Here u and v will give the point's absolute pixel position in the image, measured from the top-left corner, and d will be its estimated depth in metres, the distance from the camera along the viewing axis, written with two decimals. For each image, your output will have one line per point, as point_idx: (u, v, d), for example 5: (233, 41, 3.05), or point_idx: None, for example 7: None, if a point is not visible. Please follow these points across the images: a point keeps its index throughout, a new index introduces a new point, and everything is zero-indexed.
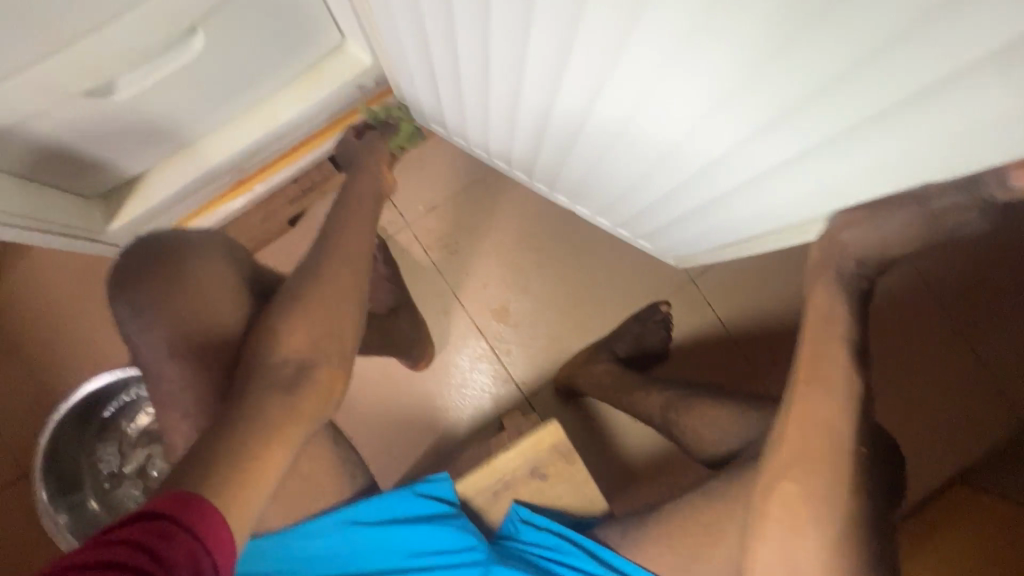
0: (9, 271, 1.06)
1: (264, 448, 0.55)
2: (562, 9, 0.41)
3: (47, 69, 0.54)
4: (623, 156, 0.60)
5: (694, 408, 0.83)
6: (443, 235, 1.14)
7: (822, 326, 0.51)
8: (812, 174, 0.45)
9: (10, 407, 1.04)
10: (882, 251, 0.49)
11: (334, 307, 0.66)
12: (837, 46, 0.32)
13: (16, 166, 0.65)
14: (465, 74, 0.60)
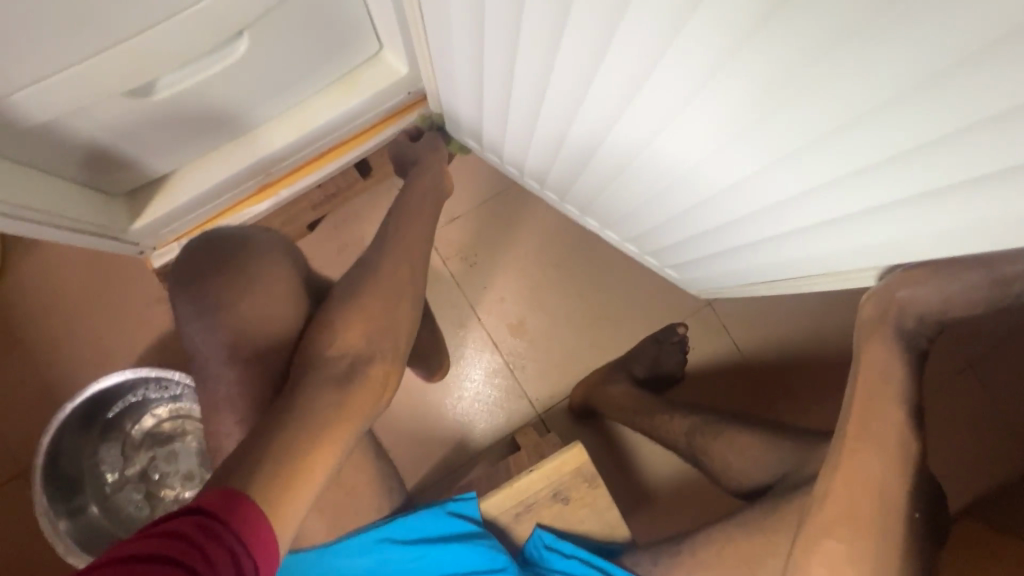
0: (20, 264, 1.04)
1: (312, 436, 0.58)
2: (637, 56, 0.42)
3: (93, 67, 0.53)
4: (667, 195, 0.61)
5: (724, 434, 0.83)
6: (462, 247, 1.13)
7: (876, 377, 0.53)
8: (864, 232, 0.46)
9: (13, 403, 1.02)
10: (940, 308, 0.50)
11: (390, 312, 0.70)
12: (913, 125, 0.33)
13: (45, 161, 0.63)
14: (518, 100, 0.61)
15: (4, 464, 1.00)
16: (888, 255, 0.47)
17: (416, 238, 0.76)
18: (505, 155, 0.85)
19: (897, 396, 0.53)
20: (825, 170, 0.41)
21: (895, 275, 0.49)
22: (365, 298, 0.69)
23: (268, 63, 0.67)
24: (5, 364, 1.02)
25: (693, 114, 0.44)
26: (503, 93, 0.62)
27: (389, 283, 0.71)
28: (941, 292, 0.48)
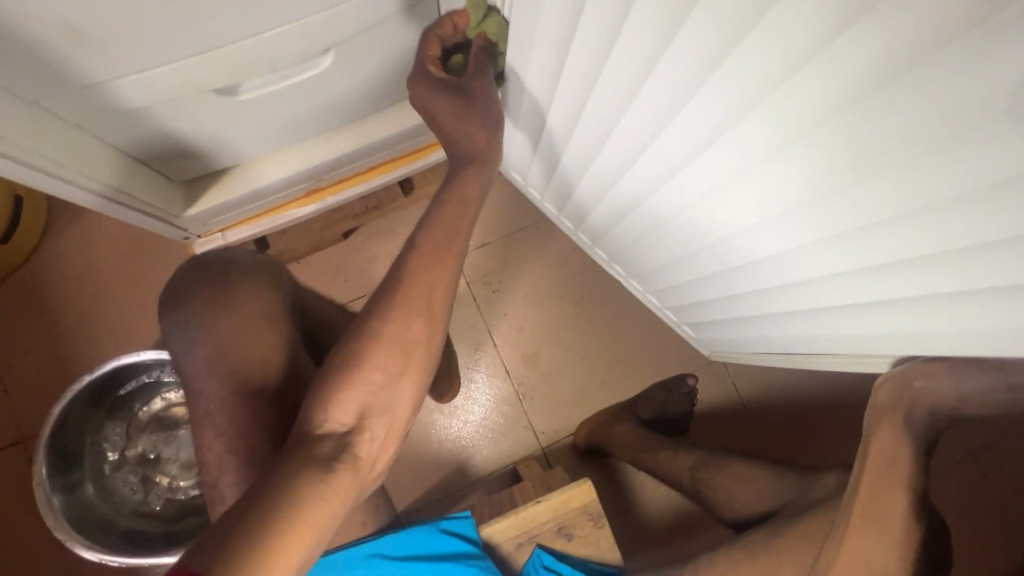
0: (60, 236, 1.07)
1: (279, 554, 0.43)
2: (706, 124, 0.44)
3: (194, 64, 0.57)
4: (701, 257, 0.63)
5: (728, 469, 0.88)
6: (487, 272, 1.15)
7: (884, 466, 0.53)
8: (901, 316, 0.48)
9: (30, 370, 1.03)
10: (955, 407, 0.51)
11: (395, 381, 0.54)
12: (974, 221, 0.36)
13: (125, 143, 0.67)
14: (575, 144, 0.63)
15: (10, 428, 1.00)
16: (913, 346, 0.50)
17: (437, 278, 0.55)
18: (545, 192, 0.88)
19: (904, 478, 0.53)
20: (872, 254, 0.44)
21: (917, 366, 0.51)
22: (365, 367, 0.52)
23: (345, 81, 0.71)
24: (27, 331, 1.04)
25: (749, 187, 0.47)
26: (562, 137, 0.65)
27: (396, 344, 0.54)
28: (958, 389, 0.49)
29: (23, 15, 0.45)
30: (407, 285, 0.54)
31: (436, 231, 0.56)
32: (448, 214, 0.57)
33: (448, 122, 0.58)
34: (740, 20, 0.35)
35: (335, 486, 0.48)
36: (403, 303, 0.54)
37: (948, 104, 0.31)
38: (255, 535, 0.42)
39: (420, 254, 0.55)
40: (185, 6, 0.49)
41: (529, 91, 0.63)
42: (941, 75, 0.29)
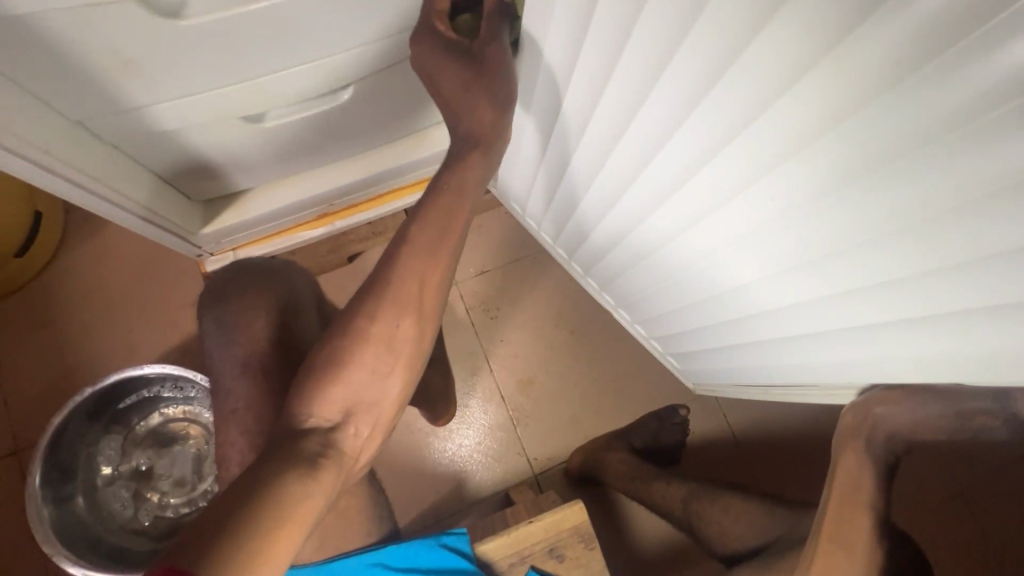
0: (73, 251, 1.10)
1: (265, 550, 0.42)
2: (689, 156, 0.47)
3: (225, 94, 0.62)
4: (682, 286, 0.65)
5: (720, 502, 0.88)
6: (486, 299, 1.19)
7: (847, 491, 0.55)
8: (869, 343, 0.50)
9: (33, 381, 1.04)
10: (913, 432, 0.52)
11: (383, 378, 0.53)
12: (931, 251, 0.38)
13: (155, 162, 0.71)
14: (570, 177, 0.67)
15: (7, 438, 1.01)
16: (876, 373, 0.52)
17: (422, 275, 0.53)
18: (541, 221, 0.90)
19: (866, 500, 0.55)
20: (834, 280, 0.46)
21: (878, 394, 0.53)
22: (351, 366, 0.52)
23: (361, 113, 0.77)
24: (33, 344, 1.06)
25: (720, 213, 0.49)
26: (558, 172, 0.69)
27: (382, 345, 0.52)
28: (915, 418, 0.51)
29: (80, 47, 0.50)
30: (390, 283, 0.52)
31: (429, 221, 0.53)
32: (441, 204, 0.54)
33: (455, 99, 0.54)
34: (712, 65, 0.39)
35: (321, 479, 0.48)
36: (390, 299, 0.52)
37: (887, 138, 0.34)
38: (240, 531, 0.41)
39: (411, 251, 0.52)
40: (225, 45, 0.55)
41: (529, 125, 0.66)
42: (880, 120, 0.33)
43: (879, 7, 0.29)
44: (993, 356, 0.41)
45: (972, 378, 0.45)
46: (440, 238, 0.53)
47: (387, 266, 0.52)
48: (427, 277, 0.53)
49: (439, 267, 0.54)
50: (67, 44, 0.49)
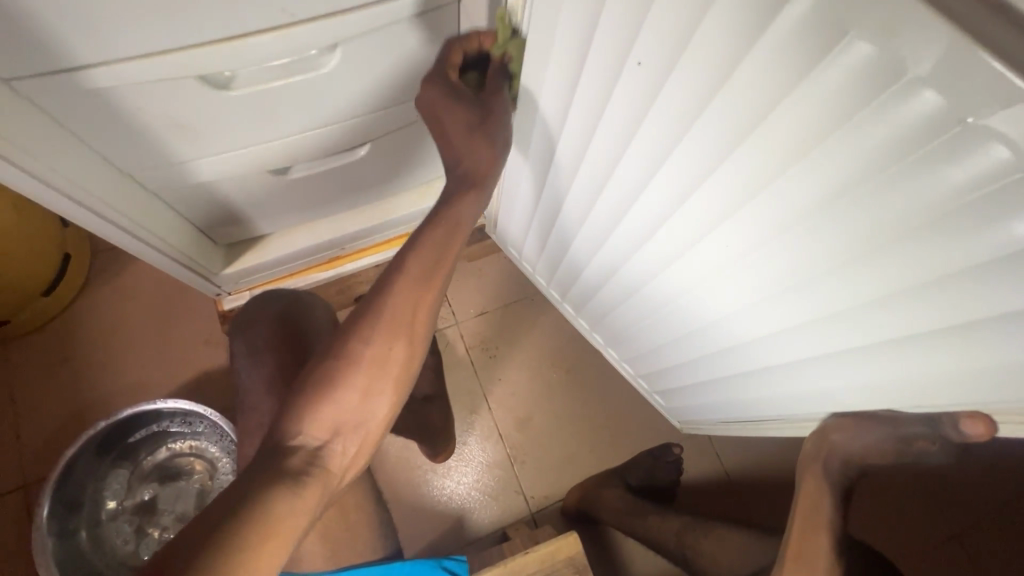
0: (95, 290, 1.16)
1: (251, 566, 0.40)
2: (648, 214, 0.52)
3: (255, 151, 0.71)
4: (658, 325, 0.69)
5: (710, 532, 0.93)
6: (485, 339, 1.24)
7: (809, 510, 0.62)
8: (816, 378, 0.53)
9: (49, 414, 1.09)
10: (863, 457, 0.57)
11: (372, 396, 0.52)
12: (840, 295, 0.42)
13: (188, 210, 0.79)
14: (556, 224, 0.73)
15: (24, 470, 1.05)
16: (826, 406, 0.56)
17: (414, 300, 0.53)
18: (536, 264, 0.96)
19: (825, 520, 0.61)
20: (776, 324, 0.50)
21: (834, 420, 0.56)
22: (340, 385, 0.51)
23: (374, 167, 0.85)
24: (50, 378, 1.11)
25: (677, 266, 0.54)
26: (546, 220, 0.75)
27: (375, 366, 0.52)
28: (865, 444, 0.55)
29: (139, 112, 0.58)
30: (383, 309, 0.52)
31: (422, 249, 0.54)
32: (433, 237, 0.54)
33: (456, 136, 0.55)
34: (647, 132, 0.44)
35: (307, 496, 0.46)
36: (382, 326, 0.52)
37: (785, 202, 0.38)
38: (222, 548, 0.39)
39: (405, 280, 0.53)
40: (259, 112, 0.63)
41: (518, 175, 0.73)
42: (782, 189, 0.38)
43: (767, 109, 0.34)
44: (917, 385, 0.45)
45: (904, 407, 0.49)
46: (431, 271, 0.54)
47: (381, 292, 0.53)
48: (419, 303, 0.54)
49: (430, 296, 0.54)
50: (130, 110, 0.58)
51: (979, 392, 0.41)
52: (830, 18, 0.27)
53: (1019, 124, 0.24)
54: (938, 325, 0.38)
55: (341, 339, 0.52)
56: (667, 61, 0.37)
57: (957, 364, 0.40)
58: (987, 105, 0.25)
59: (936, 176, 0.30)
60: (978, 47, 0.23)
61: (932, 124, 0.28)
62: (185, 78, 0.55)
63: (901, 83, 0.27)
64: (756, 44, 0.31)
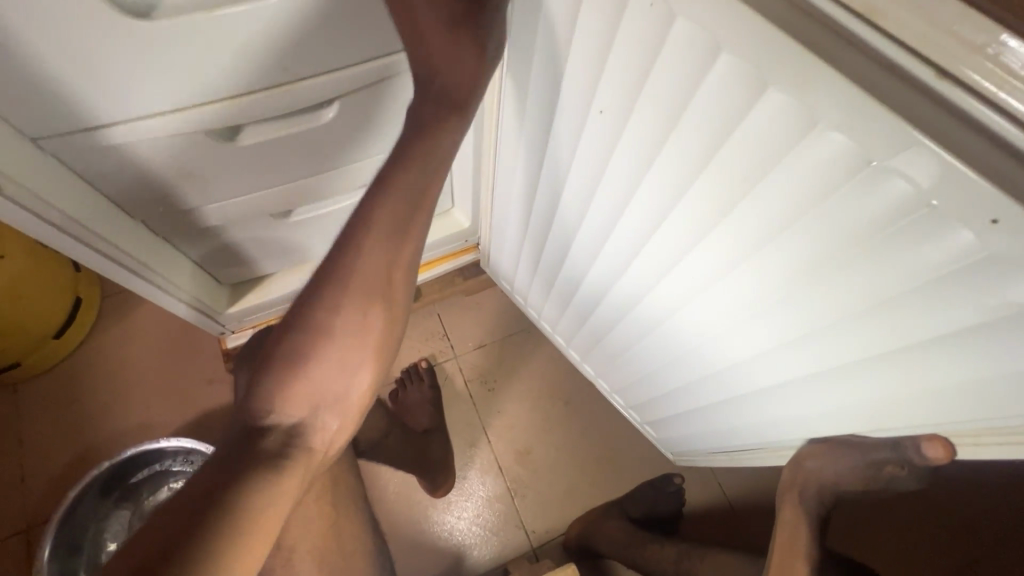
0: (104, 332, 1.19)
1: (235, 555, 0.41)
2: (622, 253, 0.56)
3: (257, 198, 0.75)
4: (641, 356, 0.71)
5: (705, 557, 0.92)
6: (484, 372, 1.25)
7: (788, 539, 0.67)
8: (789, 405, 0.55)
9: (56, 454, 1.11)
10: (837, 484, 0.61)
11: (353, 368, 0.48)
12: (794, 321, 0.44)
13: (196, 253, 0.83)
14: (544, 259, 0.76)
15: (33, 510, 1.07)
16: (803, 432, 0.57)
17: (387, 260, 0.49)
18: (528, 297, 0.99)
19: (803, 549, 0.66)
20: (746, 351, 0.52)
21: (807, 447, 0.60)
22: (312, 361, 0.46)
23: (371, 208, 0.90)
24: (57, 419, 1.13)
25: (655, 294, 0.56)
26: (534, 256, 0.79)
27: (351, 336, 0.48)
28: (836, 470, 0.59)
29: (151, 165, 0.63)
30: (353, 268, 0.47)
31: (391, 203, 0.48)
32: (406, 189, 0.49)
33: (433, 36, 0.46)
34: (616, 174, 0.48)
35: (288, 476, 0.45)
36: (354, 287, 0.47)
37: (735, 236, 0.41)
38: (203, 546, 0.40)
39: (375, 235, 0.48)
40: (256, 161, 0.68)
41: (507, 211, 0.77)
42: (731, 224, 0.41)
43: (711, 152, 0.37)
44: (878, 408, 0.47)
45: (872, 430, 0.50)
46: (403, 222, 0.49)
47: (349, 251, 0.48)
48: (394, 262, 0.49)
49: (407, 253, 0.50)
50: (143, 163, 0.62)
51: (936, 414, 0.43)
52: (753, 72, 0.31)
53: (917, 167, 0.28)
54: (882, 349, 0.41)
55: (308, 304, 0.47)
56: (625, 107, 0.41)
57: (906, 384, 0.42)
58: (889, 150, 0.28)
59: (855, 210, 0.33)
60: (872, 100, 0.26)
61: (847, 161, 0.31)
62: (192, 133, 0.59)
63: (814, 130, 0.31)
64: (697, 93, 0.35)
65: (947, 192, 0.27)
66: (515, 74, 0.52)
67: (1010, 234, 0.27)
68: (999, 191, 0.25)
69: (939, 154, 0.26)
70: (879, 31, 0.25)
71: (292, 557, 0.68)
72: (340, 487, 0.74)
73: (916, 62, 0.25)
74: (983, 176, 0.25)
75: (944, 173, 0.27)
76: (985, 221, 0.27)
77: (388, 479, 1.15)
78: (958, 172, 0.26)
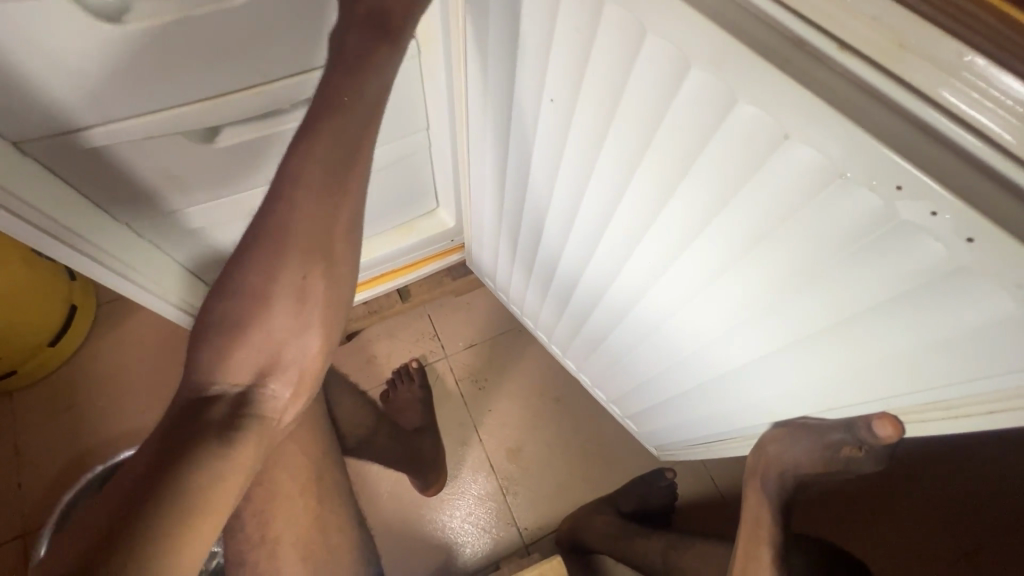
0: (99, 340, 1.21)
1: (190, 530, 0.41)
2: (587, 239, 0.58)
3: (239, 200, 0.77)
4: (613, 345, 0.73)
5: (692, 548, 0.93)
6: (475, 371, 1.26)
7: (751, 525, 0.69)
8: (751, 387, 0.56)
9: (52, 461, 1.12)
10: (796, 469, 0.62)
11: (297, 333, 0.46)
12: (740, 298, 0.46)
13: (184, 256, 0.85)
14: (520, 253, 0.78)
15: (30, 515, 1.09)
16: (769, 415, 0.59)
17: (324, 219, 0.43)
18: (511, 294, 1.00)
19: (767, 536, 0.68)
20: (706, 331, 0.53)
21: (769, 433, 0.62)
22: (255, 330, 0.44)
23: None
24: (53, 426, 1.14)
25: (622, 278, 0.58)
26: (510, 252, 0.81)
27: (294, 301, 0.44)
28: (796, 455, 0.60)
29: (134, 166, 0.64)
30: (287, 231, 0.43)
31: (324, 154, 0.42)
32: (343, 139, 0.42)
33: None
34: (576, 161, 0.50)
35: (242, 447, 0.45)
36: (291, 250, 0.43)
37: (681, 214, 0.43)
38: (155, 522, 0.40)
39: (309, 188, 0.42)
40: (231, 160, 0.69)
41: (483, 206, 0.78)
42: (678, 203, 0.43)
43: (654, 129, 0.39)
44: (827, 385, 0.48)
45: (829, 410, 0.51)
46: (339, 175, 0.43)
47: (281, 207, 0.42)
48: (333, 221, 0.44)
49: (348, 210, 0.44)
50: (125, 163, 0.64)
51: (883, 388, 0.44)
52: (679, 54, 0.33)
53: (819, 138, 0.29)
54: (824, 322, 0.41)
55: (240, 269, 0.43)
56: (573, 93, 0.44)
57: (851, 359, 0.43)
58: (796, 121, 0.30)
59: (778, 183, 0.35)
60: (776, 69, 0.28)
61: (760, 131, 0.33)
62: (171, 134, 0.61)
63: (732, 106, 0.33)
64: (633, 74, 0.37)
65: (857, 162, 0.28)
66: (477, 68, 0.54)
67: (914, 199, 0.27)
68: (897, 155, 0.26)
69: (839, 122, 0.27)
70: (789, 9, 0.27)
71: (277, 546, 0.70)
72: (323, 480, 0.75)
73: (814, 32, 0.27)
74: (885, 142, 0.26)
75: (848, 143, 0.28)
76: (892, 188, 0.28)
77: (380, 479, 1.16)
78: (860, 137, 0.27)
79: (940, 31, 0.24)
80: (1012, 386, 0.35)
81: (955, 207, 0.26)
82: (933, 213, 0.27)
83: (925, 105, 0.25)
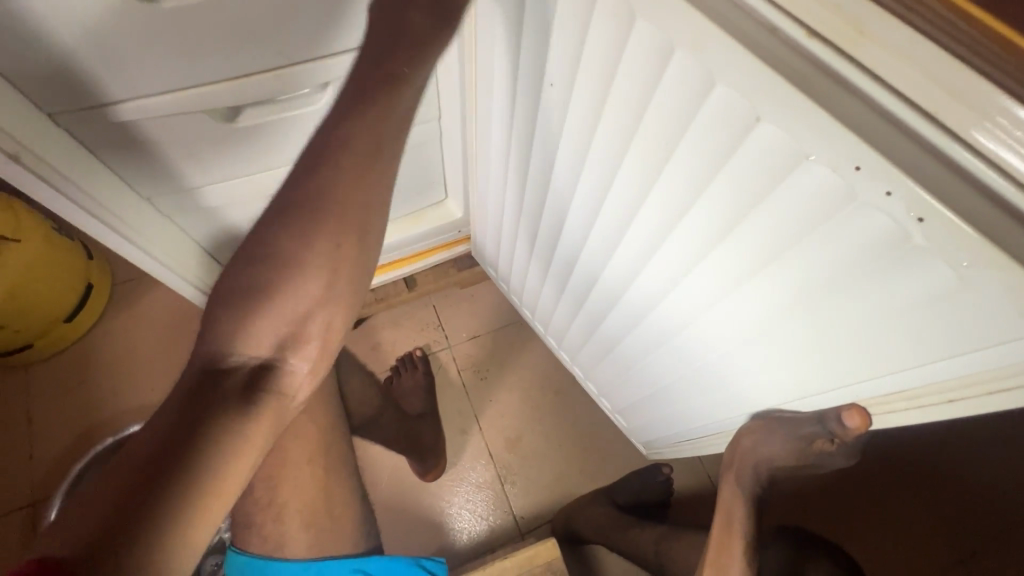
0: (112, 318, 1.24)
1: (193, 515, 0.39)
2: (581, 228, 0.61)
3: (251, 181, 0.80)
4: (607, 333, 0.74)
5: (680, 538, 0.95)
6: (478, 362, 1.28)
7: (722, 525, 0.72)
8: (738, 379, 0.57)
9: (64, 431, 1.15)
10: (771, 461, 0.66)
11: (321, 304, 0.45)
12: (709, 277, 0.48)
13: (202, 235, 0.89)
14: (519, 241, 0.81)
15: (44, 482, 1.12)
16: (745, 406, 0.60)
17: (363, 186, 0.43)
18: (513, 285, 1.03)
19: (738, 531, 0.71)
20: (720, 338, 0.53)
21: (745, 426, 0.64)
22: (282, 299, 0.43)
23: None
24: (65, 398, 1.18)
25: (610, 265, 0.61)
26: (511, 240, 0.84)
27: (325, 271, 0.44)
28: (771, 449, 0.64)
29: (154, 143, 0.67)
30: (326, 198, 0.42)
31: (365, 123, 0.41)
32: (387, 104, 0.42)
33: None
34: (576, 149, 0.52)
35: (261, 421, 0.44)
36: (329, 217, 0.42)
37: (665, 197, 0.46)
38: (169, 492, 0.39)
39: (352, 159, 0.42)
40: (245, 141, 0.72)
41: (488, 195, 0.81)
42: (663, 184, 0.45)
43: (643, 106, 0.41)
44: (806, 374, 0.49)
45: (804, 400, 0.54)
46: (383, 149, 0.42)
47: (320, 170, 0.42)
48: (370, 189, 0.43)
49: (385, 184, 0.44)
50: (150, 139, 0.67)
51: (841, 373, 0.46)
52: (665, 36, 0.35)
53: (783, 119, 0.32)
54: (788, 304, 0.44)
55: (272, 236, 0.43)
56: (571, 77, 0.46)
57: (813, 340, 0.45)
58: (770, 105, 0.32)
59: (745, 162, 0.37)
60: (751, 54, 0.30)
61: (731, 109, 0.35)
62: (198, 111, 0.64)
63: (711, 86, 0.35)
64: (625, 55, 0.40)
65: (822, 144, 0.31)
66: (487, 55, 0.57)
67: (871, 177, 0.30)
68: (863, 144, 0.28)
69: (810, 108, 0.29)
70: (766, 1, 0.29)
71: (284, 512, 0.72)
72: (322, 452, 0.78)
73: (793, 25, 0.29)
74: (847, 125, 0.28)
75: (817, 126, 0.30)
76: (851, 167, 0.30)
77: (380, 463, 1.18)
78: (823, 120, 0.29)
79: (893, 19, 0.26)
80: (965, 372, 0.38)
81: (907, 188, 0.28)
82: (887, 193, 0.30)
83: (952, 143, 0.26)
